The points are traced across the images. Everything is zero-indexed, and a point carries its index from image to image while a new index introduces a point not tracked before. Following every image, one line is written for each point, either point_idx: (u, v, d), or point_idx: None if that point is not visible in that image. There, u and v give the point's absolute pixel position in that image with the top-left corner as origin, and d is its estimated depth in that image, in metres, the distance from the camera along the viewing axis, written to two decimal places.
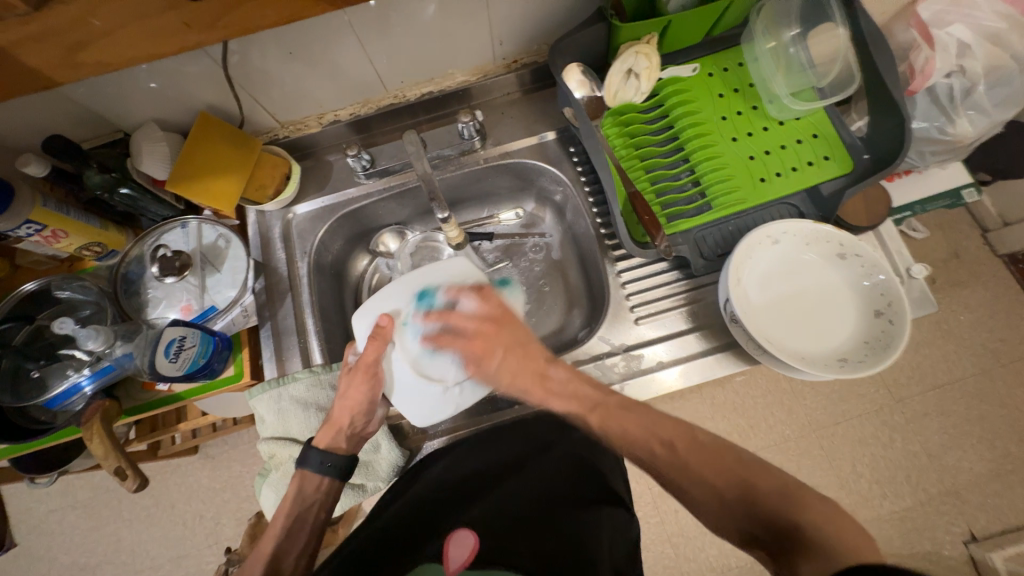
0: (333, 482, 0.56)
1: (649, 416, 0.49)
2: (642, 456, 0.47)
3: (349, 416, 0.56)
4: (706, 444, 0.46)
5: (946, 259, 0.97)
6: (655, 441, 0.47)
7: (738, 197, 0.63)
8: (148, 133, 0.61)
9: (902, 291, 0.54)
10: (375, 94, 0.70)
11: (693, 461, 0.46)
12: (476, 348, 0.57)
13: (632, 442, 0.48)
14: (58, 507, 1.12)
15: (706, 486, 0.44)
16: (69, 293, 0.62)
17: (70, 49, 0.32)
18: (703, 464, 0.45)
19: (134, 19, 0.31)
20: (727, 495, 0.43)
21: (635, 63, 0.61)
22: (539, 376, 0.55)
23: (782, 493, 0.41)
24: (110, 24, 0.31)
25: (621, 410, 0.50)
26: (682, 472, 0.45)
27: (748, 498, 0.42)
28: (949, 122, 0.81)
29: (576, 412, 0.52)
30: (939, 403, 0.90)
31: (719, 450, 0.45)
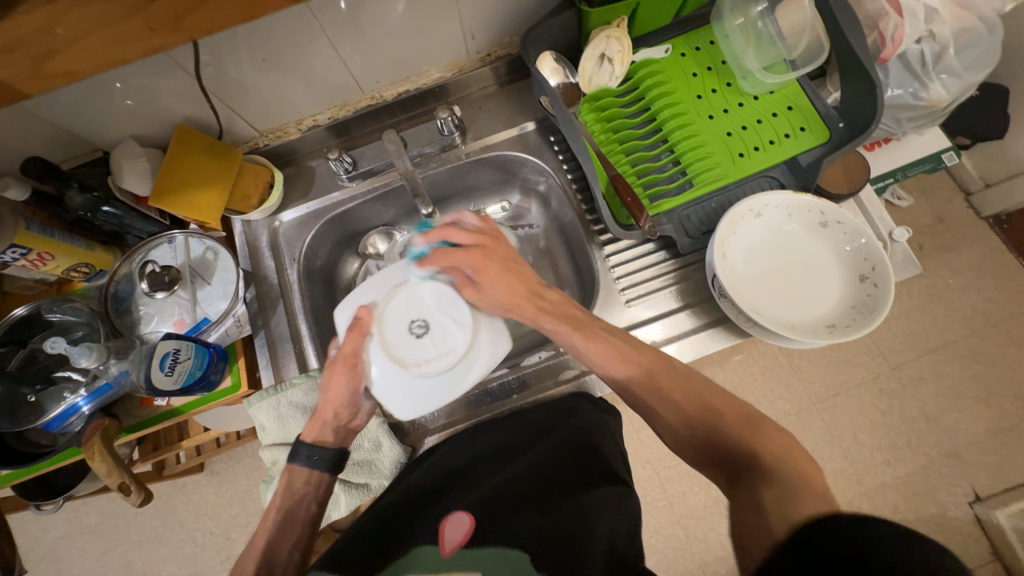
0: (324, 473, 0.57)
1: (631, 344, 0.53)
2: (614, 377, 0.52)
3: (334, 410, 0.56)
4: (681, 375, 0.51)
5: (931, 225, 0.99)
6: (635, 364, 0.51)
7: (718, 173, 0.63)
8: (127, 150, 0.61)
9: (884, 254, 0.56)
10: (352, 96, 0.71)
11: (665, 388, 0.50)
12: (473, 258, 0.56)
13: (611, 367, 0.52)
14: (67, 534, 1.12)
15: (677, 412, 0.49)
16: (59, 316, 0.62)
17: (36, 60, 0.31)
18: (676, 399, 0.49)
19: (94, 27, 0.30)
20: (694, 421, 0.48)
21: (607, 47, 0.62)
22: (531, 294, 0.56)
23: (741, 420, 0.46)
24: (71, 34, 0.30)
25: (613, 340, 0.53)
26: (661, 406, 0.50)
27: (713, 430, 0.46)
28: (923, 86, 0.82)
29: (634, 378, 0.51)
30: (935, 366, 0.92)
31: (696, 390, 0.49)
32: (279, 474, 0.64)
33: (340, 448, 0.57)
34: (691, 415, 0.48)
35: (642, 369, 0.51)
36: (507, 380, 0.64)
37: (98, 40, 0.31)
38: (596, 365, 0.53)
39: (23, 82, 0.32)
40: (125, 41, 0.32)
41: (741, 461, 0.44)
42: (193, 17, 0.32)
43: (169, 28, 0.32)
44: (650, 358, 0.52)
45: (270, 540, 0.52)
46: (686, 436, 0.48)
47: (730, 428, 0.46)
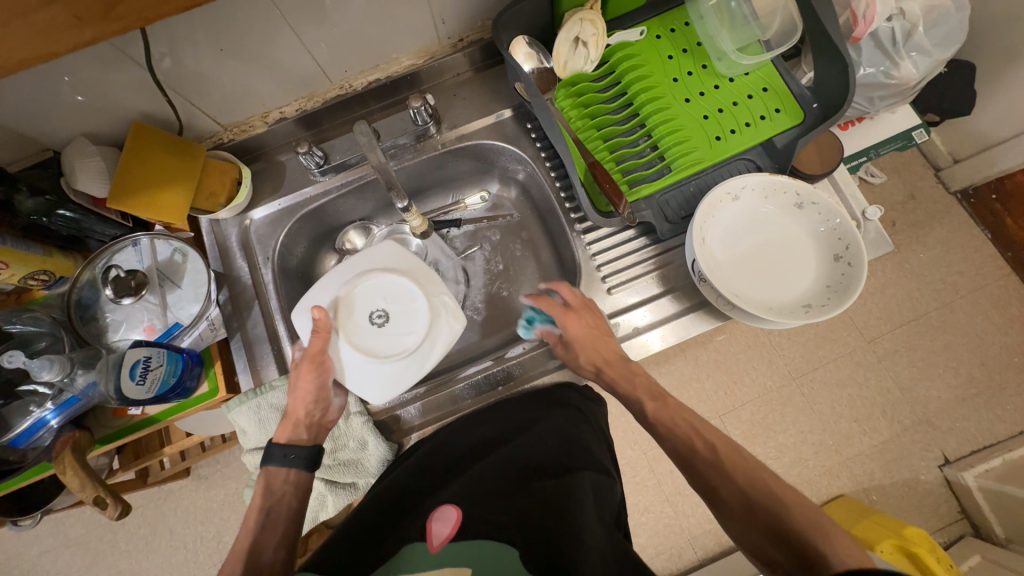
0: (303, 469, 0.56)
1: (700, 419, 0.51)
2: (684, 449, 0.49)
3: (304, 408, 0.56)
4: (744, 460, 0.47)
5: (904, 201, 1.01)
6: (701, 440, 0.49)
7: (695, 157, 0.63)
8: (79, 148, 0.58)
9: (858, 233, 0.56)
10: (320, 87, 0.68)
11: (725, 462, 0.47)
12: (568, 322, 0.59)
13: (677, 434, 0.51)
14: (51, 547, 1.09)
15: (736, 492, 0.45)
16: (20, 327, 0.58)
17: None
18: (716, 476, 0.46)
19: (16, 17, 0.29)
20: (755, 507, 0.43)
21: (582, 30, 0.61)
22: (609, 360, 0.58)
23: (807, 516, 0.41)
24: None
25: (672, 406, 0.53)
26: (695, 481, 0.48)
27: (775, 510, 0.42)
28: (893, 65, 0.83)
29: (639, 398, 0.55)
30: (908, 339, 0.95)
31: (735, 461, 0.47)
32: None
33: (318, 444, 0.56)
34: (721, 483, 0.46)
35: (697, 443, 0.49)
36: (492, 372, 0.63)
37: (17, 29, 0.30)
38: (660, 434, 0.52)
39: None
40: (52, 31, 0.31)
41: (800, 552, 0.39)
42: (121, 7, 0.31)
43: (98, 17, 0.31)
44: (716, 434, 0.50)
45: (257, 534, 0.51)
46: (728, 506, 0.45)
47: (794, 517, 0.41)
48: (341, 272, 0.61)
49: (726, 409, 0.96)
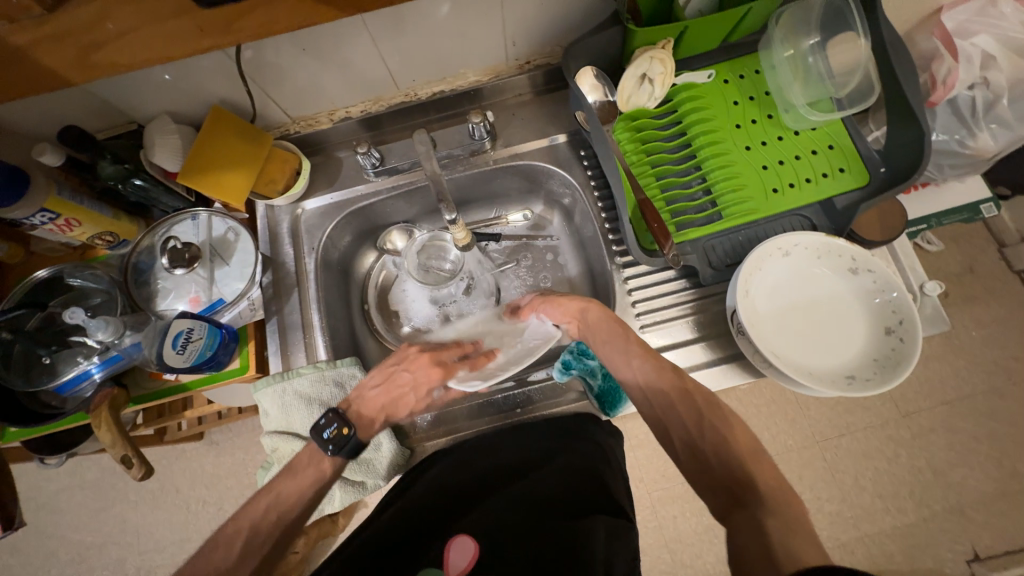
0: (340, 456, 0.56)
1: (696, 392, 0.50)
2: (670, 424, 0.49)
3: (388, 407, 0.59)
4: (719, 415, 0.48)
5: (960, 274, 0.98)
6: (689, 407, 0.49)
7: (749, 206, 0.62)
8: (161, 125, 0.61)
9: (915, 310, 0.54)
10: (387, 92, 0.70)
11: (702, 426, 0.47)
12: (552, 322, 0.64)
13: (669, 415, 0.49)
14: (67, 486, 1.14)
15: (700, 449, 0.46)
16: (80, 281, 0.64)
17: (82, 51, 0.33)
18: (708, 441, 0.46)
19: (146, 23, 0.32)
20: (715, 459, 0.45)
21: (650, 67, 0.60)
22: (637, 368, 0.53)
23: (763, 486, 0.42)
24: (121, 28, 0.32)
25: (676, 381, 0.51)
26: (683, 447, 0.47)
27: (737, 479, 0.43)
28: (970, 135, 0.79)
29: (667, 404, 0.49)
30: (947, 421, 0.92)
31: (727, 436, 0.46)
32: (277, 461, 0.64)
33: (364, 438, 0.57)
34: (711, 446, 0.46)
35: (692, 416, 0.48)
36: (511, 394, 0.63)
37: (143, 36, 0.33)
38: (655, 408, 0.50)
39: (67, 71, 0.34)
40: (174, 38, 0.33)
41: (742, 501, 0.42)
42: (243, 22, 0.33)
43: (218, 31, 0.34)
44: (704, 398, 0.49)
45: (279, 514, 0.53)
46: (712, 472, 0.45)
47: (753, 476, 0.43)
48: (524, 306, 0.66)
49: None
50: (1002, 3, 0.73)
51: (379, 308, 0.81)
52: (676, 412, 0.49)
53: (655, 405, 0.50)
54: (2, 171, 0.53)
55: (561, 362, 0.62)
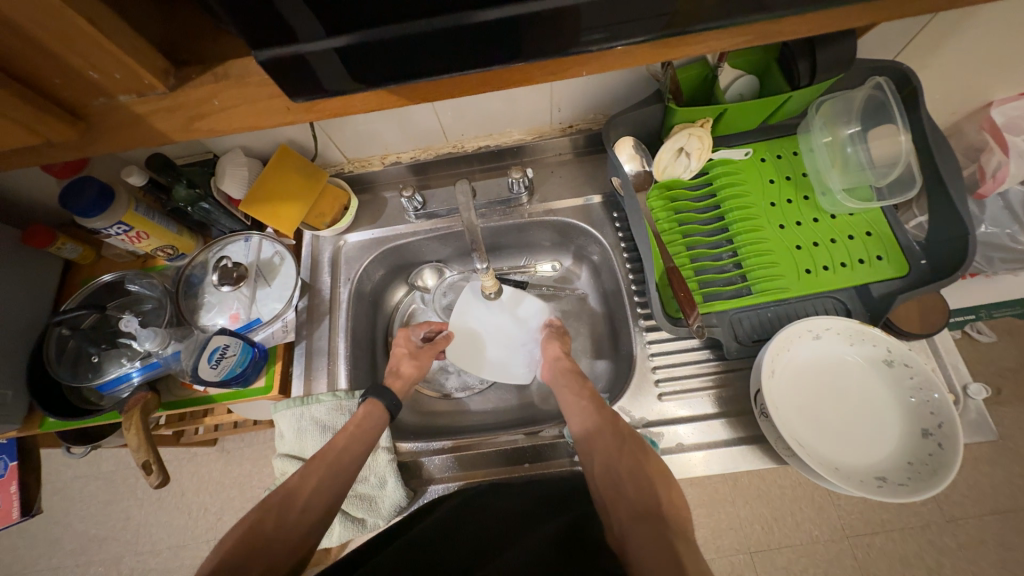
0: (322, 487, 0.53)
1: (619, 419, 0.55)
2: (597, 447, 0.53)
3: (416, 370, 0.69)
4: (634, 440, 0.53)
5: (1017, 369, 0.92)
6: (611, 431, 0.54)
7: (780, 285, 0.61)
8: (233, 158, 0.68)
9: (955, 415, 0.51)
10: (436, 143, 0.75)
11: (621, 456, 0.51)
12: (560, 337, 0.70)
13: (597, 442, 0.54)
14: (84, 475, 1.18)
15: (614, 474, 0.50)
16: (138, 287, 0.69)
17: (190, 119, 0.38)
18: (624, 465, 0.50)
19: (247, 102, 0.37)
20: (631, 483, 0.49)
21: (687, 142, 0.62)
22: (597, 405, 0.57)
23: (668, 509, 0.46)
24: (226, 104, 0.37)
25: (608, 411, 0.56)
26: (603, 471, 0.51)
27: (652, 506, 0.46)
28: (1022, 231, 0.78)
29: (602, 435, 0.54)
30: (1000, 532, 0.84)
31: (643, 460, 0.50)
32: None
33: (340, 448, 0.57)
34: (626, 469, 0.50)
35: (616, 441, 0.53)
36: (521, 447, 0.63)
37: (243, 111, 0.38)
38: (582, 437, 0.55)
39: (175, 134, 0.39)
40: (266, 113, 0.38)
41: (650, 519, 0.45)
42: (323, 105, 0.38)
43: (303, 109, 0.38)
44: (627, 428, 0.55)
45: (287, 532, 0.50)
46: (624, 493, 0.48)
47: (659, 497, 0.47)
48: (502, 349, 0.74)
49: (759, 546, 0.89)
50: None
51: None
52: (603, 436, 0.53)
53: (591, 430, 0.55)
54: (94, 187, 0.59)
55: (573, 422, 0.62)
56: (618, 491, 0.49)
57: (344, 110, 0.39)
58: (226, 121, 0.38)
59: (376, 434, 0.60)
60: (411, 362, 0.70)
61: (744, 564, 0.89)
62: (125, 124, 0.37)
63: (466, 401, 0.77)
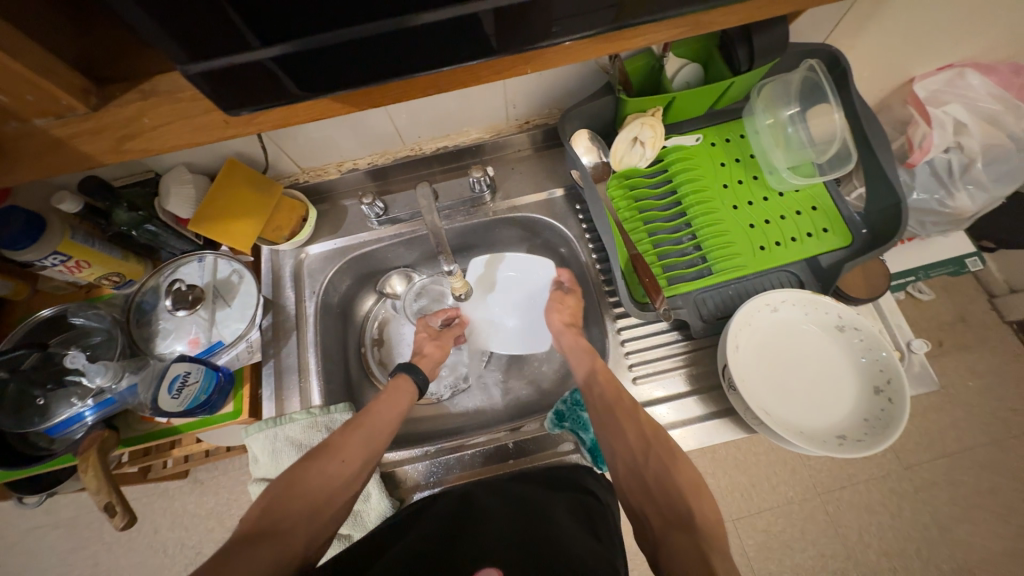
0: (346, 469, 0.54)
1: (645, 423, 0.56)
2: (624, 454, 0.54)
3: (439, 350, 0.74)
4: (660, 442, 0.54)
5: (953, 322, 1.00)
6: (637, 436, 0.55)
7: (738, 263, 0.64)
8: (177, 175, 0.64)
9: (901, 370, 0.55)
10: (393, 146, 0.74)
11: (647, 460, 0.52)
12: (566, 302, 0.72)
13: (623, 449, 0.54)
14: (41, 525, 1.10)
15: (641, 478, 0.51)
16: (83, 320, 0.65)
17: (120, 140, 0.36)
18: (650, 469, 0.51)
19: (181, 118, 0.35)
20: (659, 488, 0.50)
21: (641, 132, 0.63)
22: (621, 407, 0.57)
23: (700, 513, 0.47)
24: (158, 122, 0.35)
25: (630, 414, 0.57)
26: (629, 473, 0.52)
27: (680, 510, 0.47)
28: (949, 195, 0.83)
29: (628, 441, 0.54)
30: (950, 473, 0.91)
31: (669, 465, 0.51)
32: None
33: (362, 458, 0.55)
34: (652, 474, 0.51)
35: (640, 444, 0.54)
36: (504, 444, 0.64)
37: (177, 128, 0.36)
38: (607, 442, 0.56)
39: (105, 156, 0.37)
40: (203, 129, 0.37)
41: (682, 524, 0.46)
42: (265, 117, 0.36)
43: (244, 122, 0.36)
44: (653, 428, 0.55)
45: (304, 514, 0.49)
46: (652, 498, 0.49)
47: (689, 502, 0.48)
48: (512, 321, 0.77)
49: (740, 512, 0.93)
50: (970, 75, 0.77)
51: (376, 350, 0.82)
52: (627, 438, 0.55)
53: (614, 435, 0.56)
54: (21, 217, 0.55)
55: (553, 413, 0.63)
56: (647, 496, 0.50)
57: (288, 120, 0.37)
58: (161, 140, 0.36)
59: (404, 409, 0.63)
60: (434, 343, 0.75)
61: (727, 531, 0.93)
62: (47, 149, 0.35)
63: (446, 404, 0.77)
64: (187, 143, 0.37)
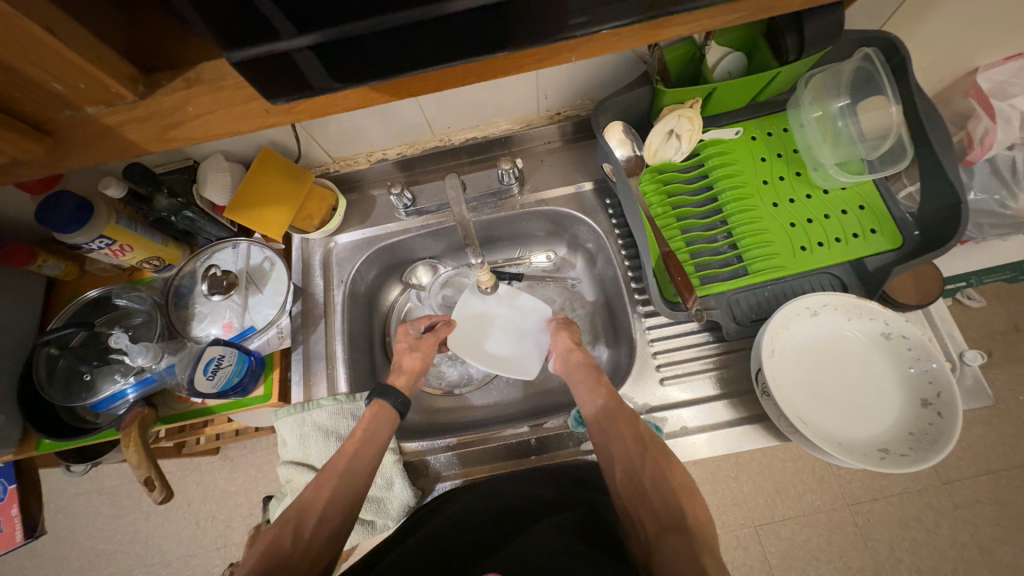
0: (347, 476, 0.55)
1: (638, 422, 0.54)
2: (616, 456, 0.52)
3: (419, 364, 0.68)
4: (654, 443, 0.53)
5: (1006, 332, 0.94)
6: (631, 435, 0.53)
7: (776, 263, 0.61)
8: (214, 163, 0.66)
9: (954, 384, 0.51)
10: (423, 137, 0.74)
11: (644, 465, 0.51)
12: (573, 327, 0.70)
13: (615, 451, 0.53)
14: (86, 491, 1.17)
15: (633, 483, 0.50)
16: (126, 301, 0.68)
17: (165, 127, 0.36)
18: (647, 473, 0.50)
19: (223, 107, 0.36)
20: (654, 497, 0.48)
21: (677, 125, 0.61)
22: (615, 410, 0.56)
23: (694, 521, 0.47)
24: (200, 111, 0.36)
25: (626, 413, 0.55)
26: (625, 478, 0.51)
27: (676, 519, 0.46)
28: (1011, 196, 0.77)
29: (621, 444, 0.53)
30: (995, 492, 0.86)
31: (667, 470, 0.50)
32: (291, 493, 0.64)
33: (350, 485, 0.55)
34: (650, 477, 0.50)
35: (638, 447, 0.52)
36: (526, 440, 0.63)
37: (219, 116, 0.36)
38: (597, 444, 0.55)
39: (149, 143, 0.38)
40: (243, 118, 0.37)
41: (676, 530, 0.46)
42: (302, 106, 0.36)
43: (283, 112, 0.37)
44: (647, 430, 0.54)
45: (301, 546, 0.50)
46: (648, 502, 0.48)
47: (684, 507, 0.48)
48: (499, 339, 0.73)
49: (764, 519, 0.91)
50: None
51: (400, 340, 0.82)
52: (623, 441, 0.53)
53: (608, 434, 0.54)
54: (70, 201, 0.58)
55: (577, 412, 0.62)
56: (645, 504, 0.48)
57: (324, 110, 0.37)
58: (203, 127, 0.37)
59: (385, 435, 0.59)
60: (412, 355, 0.69)
61: (749, 537, 0.91)
62: (95, 136, 0.36)
63: (468, 396, 0.77)
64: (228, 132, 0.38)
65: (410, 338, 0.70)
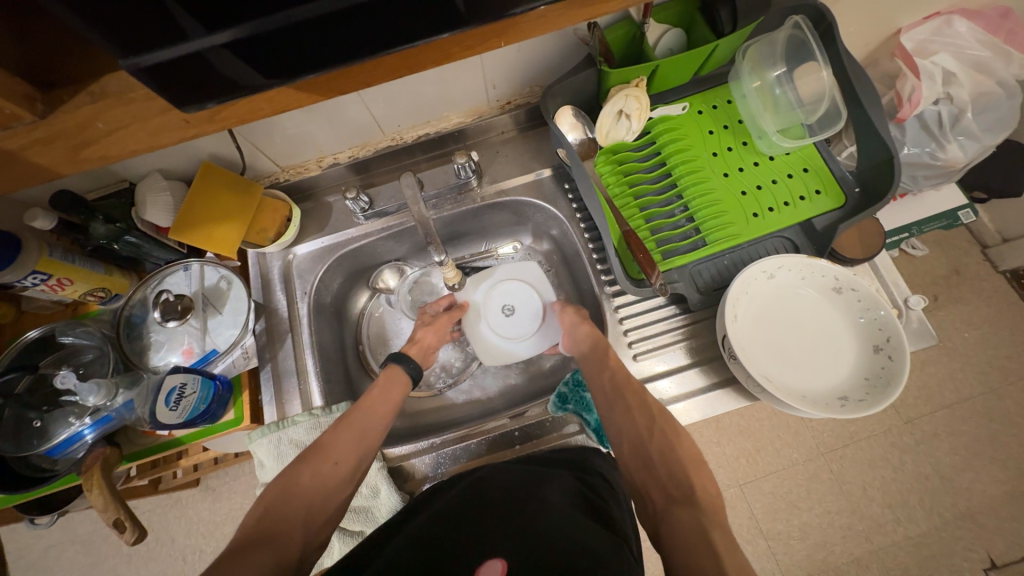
0: (336, 474, 0.51)
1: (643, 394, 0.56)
2: (630, 433, 0.53)
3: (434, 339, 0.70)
4: (656, 409, 0.55)
5: (948, 276, 1.00)
6: (635, 405, 0.55)
7: (732, 232, 0.63)
8: (152, 183, 0.62)
9: (900, 327, 0.55)
10: (374, 138, 0.72)
11: (650, 441, 0.51)
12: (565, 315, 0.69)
13: (624, 429, 0.54)
14: (58, 542, 1.10)
15: (642, 456, 0.51)
16: (73, 338, 0.63)
17: (75, 148, 0.35)
18: (655, 445, 0.51)
19: (138, 121, 0.34)
20: (662, 463, 0.49)
21: (625, 104, 0.61)
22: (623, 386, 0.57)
23: (708, 492, 0.47)
24: (110, 127, 0.34)
25: (630, 384, 0.57)
26: (632, 449, 0.52)
27: (684, 485, 0.47)
28: (940, 147, 0.82)
29: (636, 419, 0.54)
30: (949, 424, 0.93)
31: (675, 441, 0.51)
32: None
33: (354, 459, 0.53)
34: (656, 449, 0.51)
35: (645, 422, 0.53)
36: (508, 431, 0.64)
37: (135, 131, 0.35)
38: (609, 417, 0.56)
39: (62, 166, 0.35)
40: (161, 131, 0.35)
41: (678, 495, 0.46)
42: (226, 112, 0.35)
43: (205, 120, 0.35)
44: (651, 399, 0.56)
45: (298, 518, 0.48)
46: (655, 474, 0.49)
47: (689, 472, 0.48)
48: (514, 323, 0.74)
49: (747, 477, 0.95)
50: (956, 22, 0.74)
51: (374, 347, 0.81)
52: (633, 418, 0.54)
53: (619, 408, 0.55)
54: None
55: (556, 396, 0.64)
56: (653, 477, 0.49)
57: (250, 114, 0.36)
58: (120, 144, 0.35)
59: (394, 402, 0.60)
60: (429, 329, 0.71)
61: (734, 496, 0.95)
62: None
63: (448, 396, 0.77)
64: (149, 147, 0.36)
65: (426, 316, 0.73)
